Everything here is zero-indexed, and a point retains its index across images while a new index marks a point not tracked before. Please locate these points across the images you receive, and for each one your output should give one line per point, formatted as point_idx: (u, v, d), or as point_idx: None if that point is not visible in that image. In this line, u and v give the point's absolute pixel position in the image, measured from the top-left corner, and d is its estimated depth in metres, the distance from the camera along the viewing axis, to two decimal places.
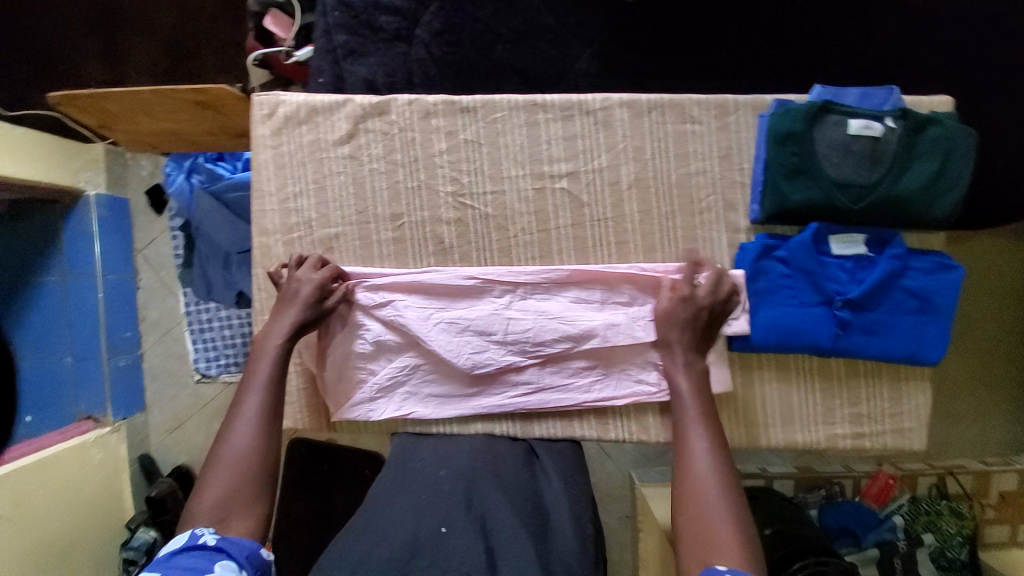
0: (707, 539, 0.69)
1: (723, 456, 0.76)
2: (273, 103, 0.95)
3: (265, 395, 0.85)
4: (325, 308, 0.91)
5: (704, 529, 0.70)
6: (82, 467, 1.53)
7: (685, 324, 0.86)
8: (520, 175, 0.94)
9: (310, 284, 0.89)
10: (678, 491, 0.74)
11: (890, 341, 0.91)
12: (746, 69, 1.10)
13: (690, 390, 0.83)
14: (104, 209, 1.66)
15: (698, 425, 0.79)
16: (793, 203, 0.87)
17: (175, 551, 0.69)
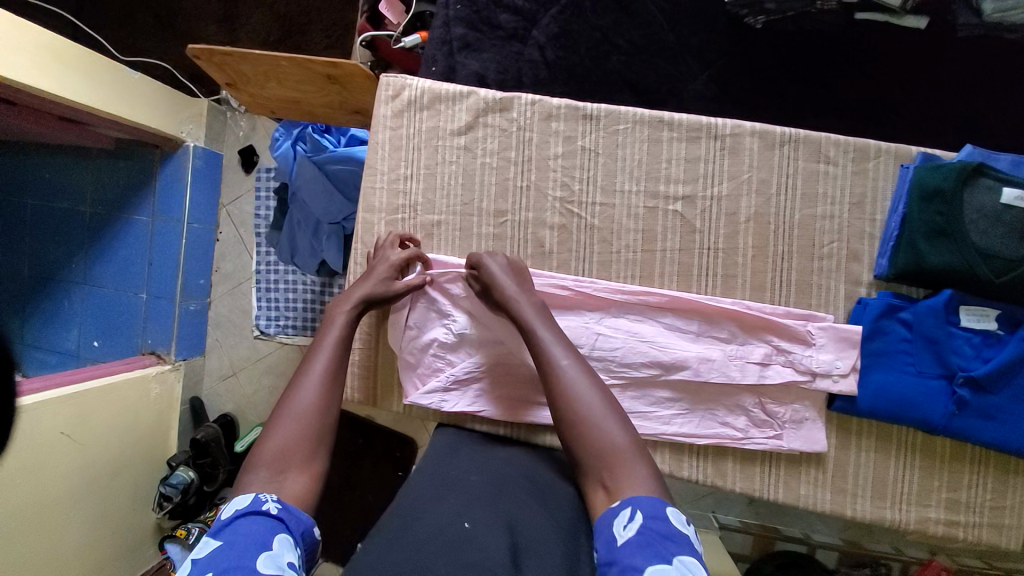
0: (602, 461, 0.68)
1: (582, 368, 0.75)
2: (400, 86, 0.97)
3: (334, 353, 0.83)
4: (396, 287, 0.90)
5: (595, 451, 0.69)
6: (140, 398, 1.60)
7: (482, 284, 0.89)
8: (633, 190, 0.92)
9: (387, 262, 0.90)
10: (564, 420, 0.72)
11: (1015, 430, 0.82)
12: (875, 114, 1.05)
13: (542, 320, 0.80)
14: (200, 160, 1.74)
15: (555, 345, 0.77)
16: (929, 266, 0.80)
17: (237, 514, 0.64)
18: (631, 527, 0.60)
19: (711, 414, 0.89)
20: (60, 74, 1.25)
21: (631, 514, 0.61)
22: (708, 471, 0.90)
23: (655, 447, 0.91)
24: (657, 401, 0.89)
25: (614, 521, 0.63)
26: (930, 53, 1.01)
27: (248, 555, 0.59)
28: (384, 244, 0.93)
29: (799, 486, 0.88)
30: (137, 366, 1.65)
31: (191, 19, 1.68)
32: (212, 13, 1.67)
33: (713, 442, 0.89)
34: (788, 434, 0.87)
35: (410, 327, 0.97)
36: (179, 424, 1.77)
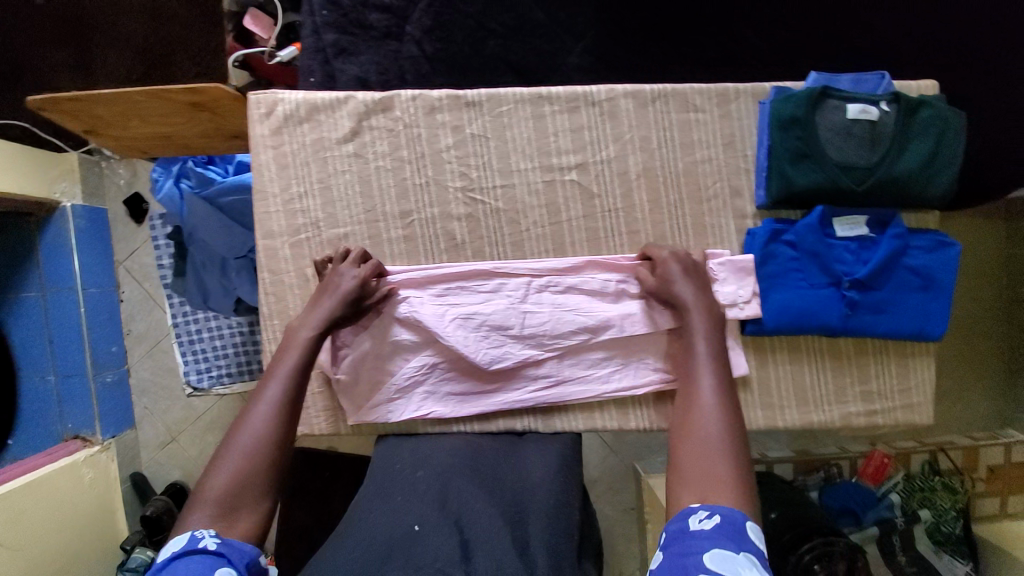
0: (705, 472, 0.69)
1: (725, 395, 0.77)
2: (271, 102, 0.93)
3: (288, 387, 0.82)
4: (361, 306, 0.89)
5: (701, 464, 0.70)
6: (73, 489, 1.47)
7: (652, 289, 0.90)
8: (529, 167, 0.94)
9: (350, 280, 0.87)
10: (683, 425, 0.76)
11: (899, 318, 0.93)
12: (737, 61, 1.12)
13: (704, 331, 0.83)
14: (82, 219, 1.60)
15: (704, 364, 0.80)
16: (800, 188, 0.88)
17: (173, 557, 0.63)
18: (706, 523, 0.63)
19: (643, 363, 0.94)
20: None
21: (711, 513, 0.63)
22: (652, 416, 0.95)
23: (601, 407, 0.96)
24: (592, 364, 0.95)
25: (689, 516, 0.65)
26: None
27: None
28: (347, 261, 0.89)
29: None
30: (61, 455, 1.51)
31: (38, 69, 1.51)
32: (65, 61, 1.50)
33: (652, 388, 0.94)
34: None
35: (339, 346, 0.94)
36: (125, 505, 1.63)
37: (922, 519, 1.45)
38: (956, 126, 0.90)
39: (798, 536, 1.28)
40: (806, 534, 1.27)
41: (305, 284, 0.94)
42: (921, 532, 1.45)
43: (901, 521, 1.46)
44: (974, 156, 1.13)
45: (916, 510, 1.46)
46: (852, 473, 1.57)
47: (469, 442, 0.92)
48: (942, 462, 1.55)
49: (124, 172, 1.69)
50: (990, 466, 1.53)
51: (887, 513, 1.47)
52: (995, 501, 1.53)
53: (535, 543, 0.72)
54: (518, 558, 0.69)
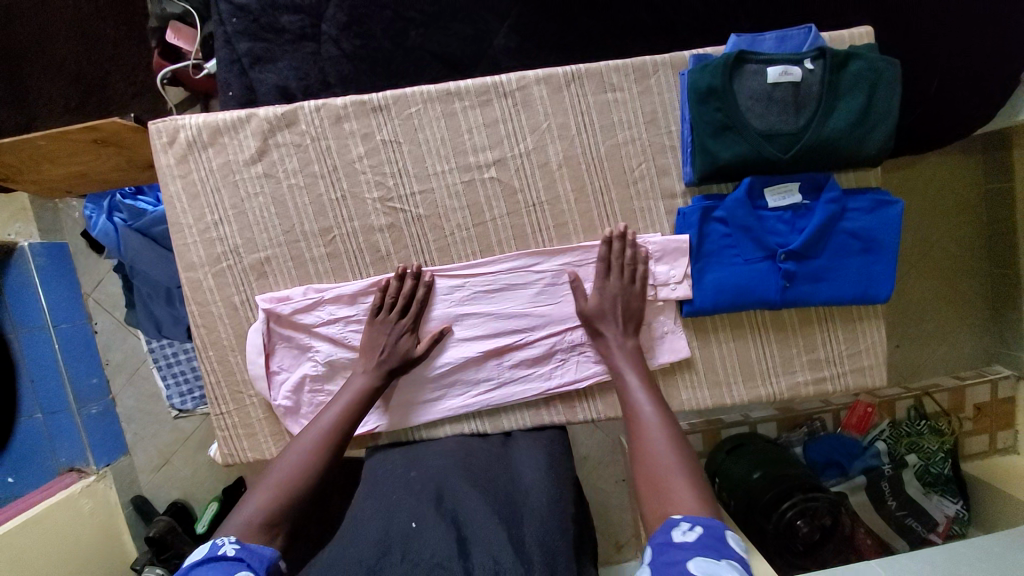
0: (653, 489, 0.70)
1: (662, 413, 0.78)
2: (173, 129, 0.89)
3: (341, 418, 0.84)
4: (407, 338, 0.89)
5: (660, 486, 0.70)
6: (72, 519, 1.50)
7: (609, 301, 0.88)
8: (447, 169, 0.90)
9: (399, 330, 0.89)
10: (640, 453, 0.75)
11: (839, 285, 0.91)
12: (671, 25, 1.04)
13: (629, 364, 0.85)
14: (42, 258, 1.58)
15: (637, 388, 0.82)
16: (724, 161, 0.84)
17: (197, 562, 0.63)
18: (690, 535, 0.61)
19: (583, 355, 0.94)
20: None
21: (692, 524, 0.62)
22: (599, 408, 0.96)
23: (546, 404, 0.96)
24: (531, 362, 0.94)
25: (672, 528, 0.63)
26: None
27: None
28: (388, 292, 0.90)
29: (679, 393, 0.94)
30: (58, 488, 1.53)
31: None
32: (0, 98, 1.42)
33: (594, 381, 0.94)
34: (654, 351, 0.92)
35: (275, 372, 0.94)
36: (130, 528, 1.67)
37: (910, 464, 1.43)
38: (890, 76, 0.84)
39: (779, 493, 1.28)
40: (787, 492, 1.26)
41: (233, 312, 0.93)
42: (910, 478, 1.44)
43: (888, 468, 1.45)
44: (928, 97, 1.06)
45: (904, 455, 1.45)
46: (835, 426, 1.56)
47: (456, 445, 0.92)
48: (927, 405, 1.52)
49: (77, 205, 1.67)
50: (978, 405, 1.51)
51: (873, 460, 1.46)
52: (984, 439, 1.53)
53: (532, 540, 0.70)
54: (515, 550, 0.66)
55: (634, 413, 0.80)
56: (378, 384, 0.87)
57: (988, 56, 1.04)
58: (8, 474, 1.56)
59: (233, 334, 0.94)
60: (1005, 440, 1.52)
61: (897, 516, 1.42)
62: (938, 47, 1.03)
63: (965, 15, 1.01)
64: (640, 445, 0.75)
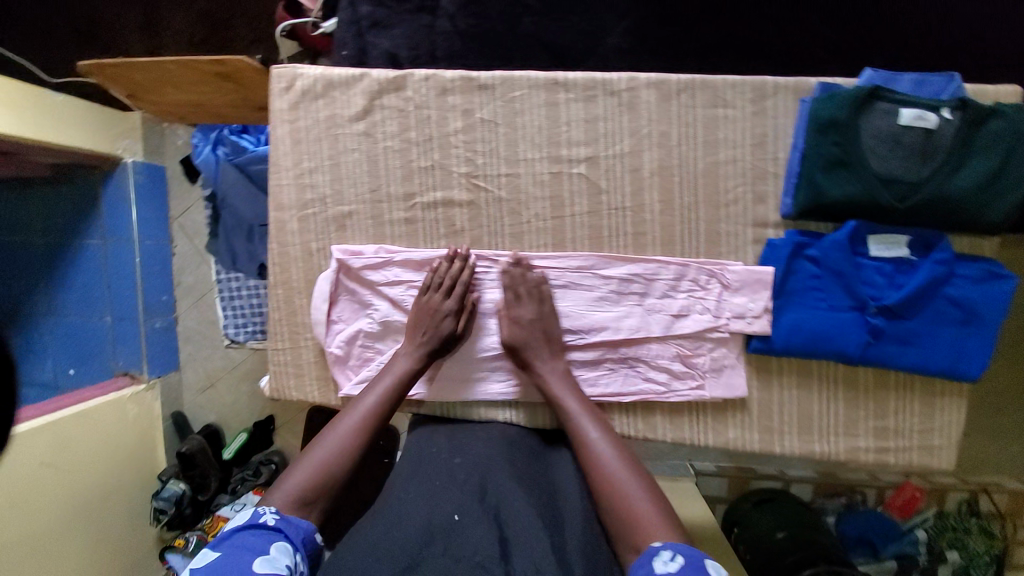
0: (626, 520, 0.73)
1: (614, 445, 0.80)
2: (291, 76, 0.94)
3: (381, 406, 0.86)
4: (446, 321, 0.89)
5: (627, 514, 0.73)
6: (118, 421, 1.64)
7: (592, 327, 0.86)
8: (537, 157, 0.90)
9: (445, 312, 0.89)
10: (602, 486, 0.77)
11: (928, 353, 0.85)
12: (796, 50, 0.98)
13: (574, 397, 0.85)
14: (142, 175, 1.72)
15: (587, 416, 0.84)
16: (829, 199, 0.80)
17: (237, 528, 0.71)
18: (671, 565, 0.65)
19: (633, 370, 0.90)
20: None
21: (674, 554, 0.65)
22: (638, 426, 0.92)
23: None
24: (578, 365, 0.91)
25: (653, 556, 0.67)
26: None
27: (249, 563, 0.66)
28: (438, 273, 0.90)
29: (728, 430, 0.90)
30: (112, 389, 1.68)
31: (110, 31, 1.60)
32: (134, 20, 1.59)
33: (639, 398, 0.90)
34: (709, 383, 0.88)
35: (333, 320, 0.97)
36: (165, 439, 1.80)
37: (948, 561, 1.37)
38: None
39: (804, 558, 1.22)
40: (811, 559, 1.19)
41: (308, 257, 0.97)
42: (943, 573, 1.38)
43: (923, 558, 1.38)
44: None
45: (944, 550, 1.39)
46: (877, 503, 1.48)
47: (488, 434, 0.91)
48: (982, 504, 1.43)
49: (181, 134, 1.80)
50: None
51: (910, 548, 1.40)
52: None
53: (574, 547, 0.70)
54: (558, 555, 0.66)
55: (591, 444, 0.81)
56: (415, 367, 0.89)
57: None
58: (71, 364, 1.70)
59: (303, 278, 0.98)
60: None
61: None
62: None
63: None
64: (608, 480, 0.77)
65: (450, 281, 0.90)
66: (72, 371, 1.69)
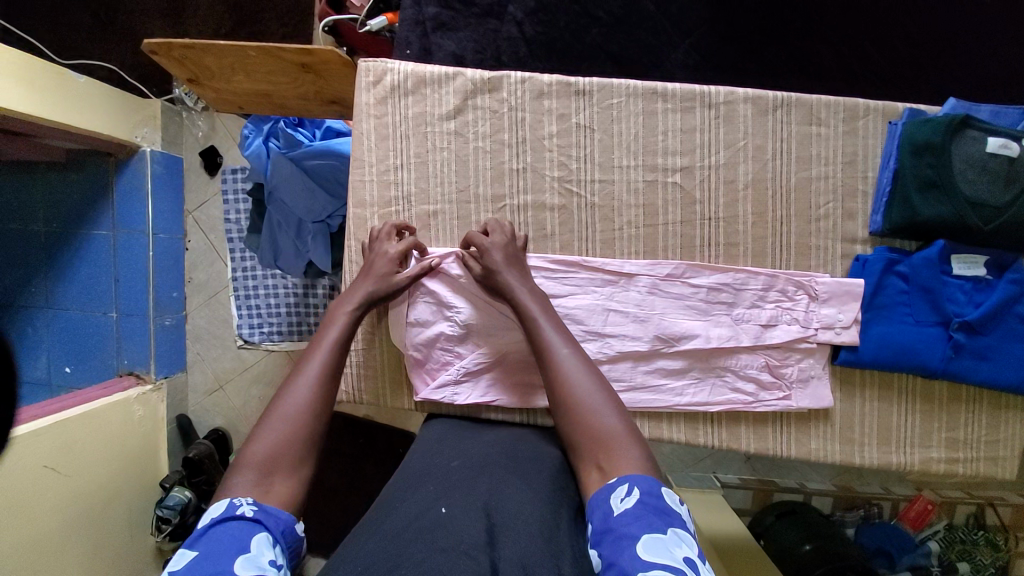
0: (591, 441, 0.70)
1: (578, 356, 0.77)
2: (381, 71, 0.92)
3: (329, 357, 0.80)
4: (399, 283, 0.88)
5: (589, 433, 0.71)
6: (122, 423, 1.53)
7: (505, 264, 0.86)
8: (632, 165, 0.91)
9: (387, 256, 0.88)
10: (563, 409, 0.74)
11: (1001, 368, 0.88)
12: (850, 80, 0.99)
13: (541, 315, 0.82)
14: (160, 166, 1.62)
15: (557, 334, 0.78)
16: (923, 219, 0.83)
17: (211, 523, 0.60)
18: (628, 500, 0.62)
19: (720, 380, 0.91)
20: (9, 87, 1.18)
21: (631, 489, 0.63)
22: (722, 436, 0.93)
23: (670, 419, 0.93)
24: (665, 373, 0.92)
25: (613, 494, 0.64)
26: (924, 6, 0.95)
27: (224, 562, 0.55)
28: (380, 236, 0.90)
29: (810, 440, 0.92)
30: (115, 390, 1.57)
31: (130, 17, 1.55)
32: (157, 8, 1.55)
33: (725, 408, 0.91)
34: (795, 393, 0.90)
35: (412, 322, 0.94)
36: (168, 444, 1.69)
37: (959, 572, 1.42)
38: None
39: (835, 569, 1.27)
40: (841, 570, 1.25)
41: None
42: None
43: (935, 570, 1.43)
44: None
45: (954, 562, 1.43)
46: (892, 515, 1.53)
47: (516, 439, 0.89)
48: (988, 518, 1.49)
49: (202, 124, 1.70)
50: None
51: (922, 560, 1.44)
52: None
53: (565, 538, 0.68)
54: (545, 544, 0.64)
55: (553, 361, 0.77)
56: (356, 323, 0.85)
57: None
58: (66, 362, 1.60)
59: None
60: None
61: None
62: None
63: None
64: (563, 395, 0.75)
65: (401, 244, 0.90)
66: (67, 370, 1.60)
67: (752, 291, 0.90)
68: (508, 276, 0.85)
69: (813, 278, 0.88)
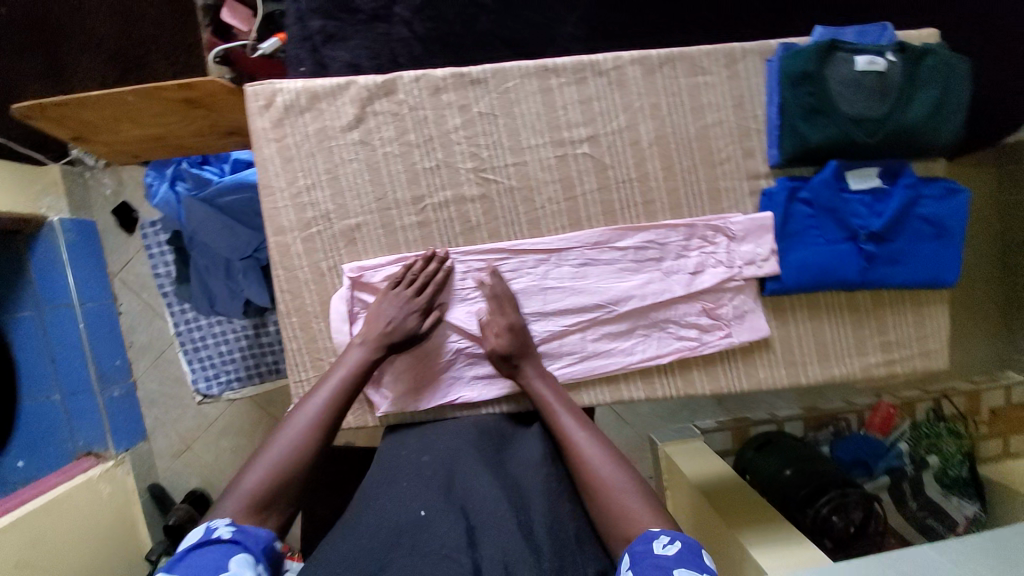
0: (605, 510, 0.77)
1: (599, 439, 0.83)
2: (270, 92, 0.89)
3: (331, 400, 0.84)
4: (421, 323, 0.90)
5: (614, 508, 0.76)
6: (92, 503, 1.44)
7: (517, 332, 0.89)
8: (541, 143, 0.92)
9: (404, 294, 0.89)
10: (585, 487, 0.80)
11: (912, 268, 0.94)
12: (730, 24, 1.04)
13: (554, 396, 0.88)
14: (72, 233, 1.54)
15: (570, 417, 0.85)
16: (814, 143, 0.88)
17: (192, 546, 0.67)
18: (669, 548, 0.69)
19: (665, 332, 0.95)
20: None
21: (672, 539, 0.69)
22: (679, 384, 0.96)
23: (628, 379, 0.96)
24: (613, 337, 0.95)
25: (652, 540, 0.70)
26: None
27: None
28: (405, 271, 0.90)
29: (758, 370, 0.96)
30: (76, 472, 1.47)
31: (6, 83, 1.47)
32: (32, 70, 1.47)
33: (675, 356, 0.95)
34: (735, 329, 0.94)
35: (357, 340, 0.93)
36: (145, 515, 1.60)
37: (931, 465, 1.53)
38: (962, 71, 0.89)
39: (817, 489, 1.36)
40: (824, 488, 1.36)
41: (318, 278, 0.93)
42: (930, 479, 1.53)
43: (910, 468, 1.54)
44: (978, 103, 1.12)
45: (925, 457, 1.55)
46: (859, 426, 1.63)
47: (477, 425, 0.92)
48: (946, 409, 1.62)
49: (109, 182, 1.61)
50: (992, 408, 1.61)
51: (897, 461, 1.55)
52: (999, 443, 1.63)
53: (541, 528, 0.74)
54: (524, 540, 0.70)
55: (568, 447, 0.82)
56: (375, 355, 0.87)
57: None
58: (19, 456, 1.51)
59: (318, 300, 0.93)
60: None
61: (919, 517, 1.49)
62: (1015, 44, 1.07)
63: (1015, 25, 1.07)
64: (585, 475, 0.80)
65: (423, 277, 0.90)
66: (21, 464, 1.51)
67: (675, 243, 0.94)
68: (517, 338, 0.89)
69: (728, 220, 0.93)
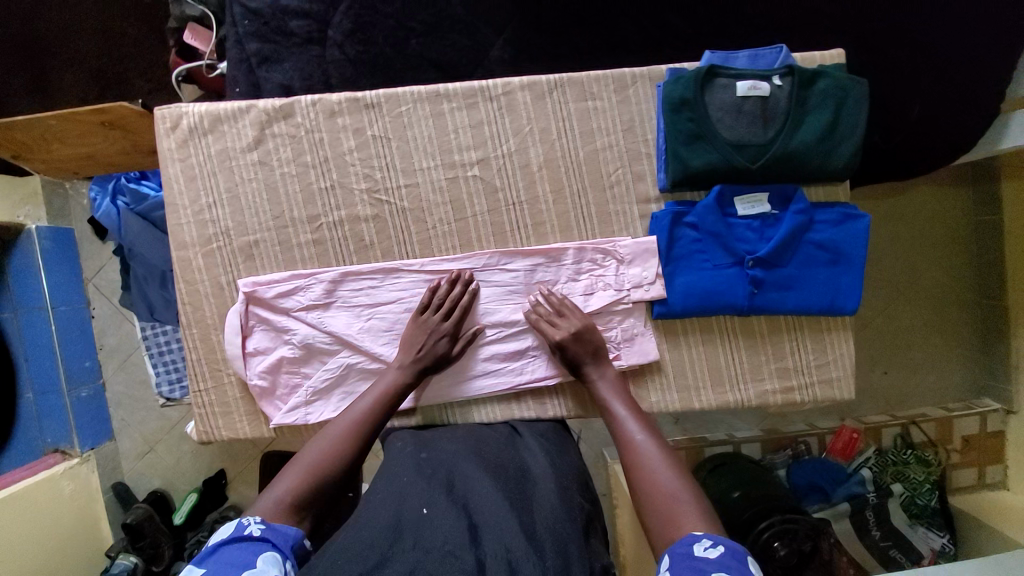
0: (664, 511, 0.71)
1: (659, 444, 0.80)
2: (176, 115, 0.94)
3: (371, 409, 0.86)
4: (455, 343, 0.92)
5: (666, 509, 0.71)
6: (52, 500, 1.46)
7: (588, 343, 0.90)
8: (432, 166, 0.94)
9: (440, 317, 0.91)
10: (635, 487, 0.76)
11: (807, 293, 0.92)
12: (652, 46, 1.05)
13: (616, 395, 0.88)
14: (48, 240, 1.59)
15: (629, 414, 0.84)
16: (695, 167, 0.88)
17: (221, 541, 0.64)
18: (711, 551, 0.62)
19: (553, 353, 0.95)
20: None
21: (714, 542, 0.63)
22: (569, 406, 0.97)
23: (518, 398, 0.97)
24: (503, 357, 0.96)
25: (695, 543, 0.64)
26: None
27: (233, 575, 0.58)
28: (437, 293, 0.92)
29: (649, 394, 0.96)
30: (40, 468, 1.49)
31: None
32: None
33: (563, 377, 0.95)
34: (624, 352, 0.94)
35: (251, 352, 0.96)
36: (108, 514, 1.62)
37: (895, 493, 1.44)
38: (856, 95, 0.87)
39: (758, 516, 1.26)
40: (766, 512, 1.26)
41: (218, 292, 0.97)
42: (896, 507, 1.44)
43: (873, 496, 1.44)
44: (912, 120, 1.08)
45: (889, 484, 1.46)
46: (822, 450, 1.56)
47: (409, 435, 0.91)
48: (915, 436, 1.55)
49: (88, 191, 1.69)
50: (965, 437, 1.54)
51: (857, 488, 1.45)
52: (972, 472, 1.55)
53: (548, 536, 0.66)
54: (529, 540, 0.63)
55: (630, 441, 0.81)
56: (411, 378, 0.89)
57: (980, 79, 1.04)
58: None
59: (217, 313, 0.97)
60: (992, 474, 1.54)
61: (880, 546, 1.40)
62: (947, 62, 1.04)
63: (957, 42, 1.03)
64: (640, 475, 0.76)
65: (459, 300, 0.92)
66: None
67: (561, 265, 0.94)
68: (588, 348, 0.90)
69: (613, 244, 0.93)
